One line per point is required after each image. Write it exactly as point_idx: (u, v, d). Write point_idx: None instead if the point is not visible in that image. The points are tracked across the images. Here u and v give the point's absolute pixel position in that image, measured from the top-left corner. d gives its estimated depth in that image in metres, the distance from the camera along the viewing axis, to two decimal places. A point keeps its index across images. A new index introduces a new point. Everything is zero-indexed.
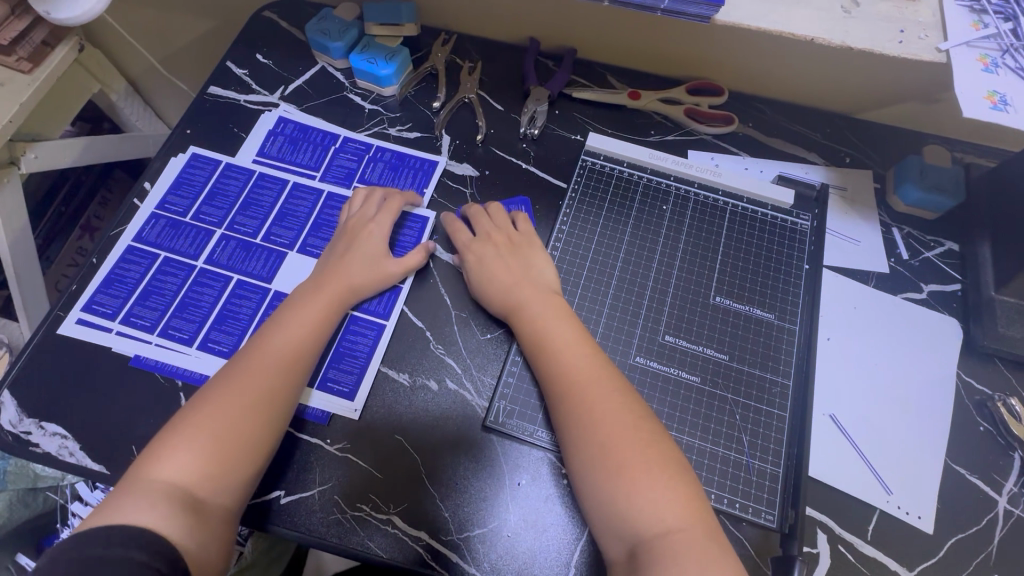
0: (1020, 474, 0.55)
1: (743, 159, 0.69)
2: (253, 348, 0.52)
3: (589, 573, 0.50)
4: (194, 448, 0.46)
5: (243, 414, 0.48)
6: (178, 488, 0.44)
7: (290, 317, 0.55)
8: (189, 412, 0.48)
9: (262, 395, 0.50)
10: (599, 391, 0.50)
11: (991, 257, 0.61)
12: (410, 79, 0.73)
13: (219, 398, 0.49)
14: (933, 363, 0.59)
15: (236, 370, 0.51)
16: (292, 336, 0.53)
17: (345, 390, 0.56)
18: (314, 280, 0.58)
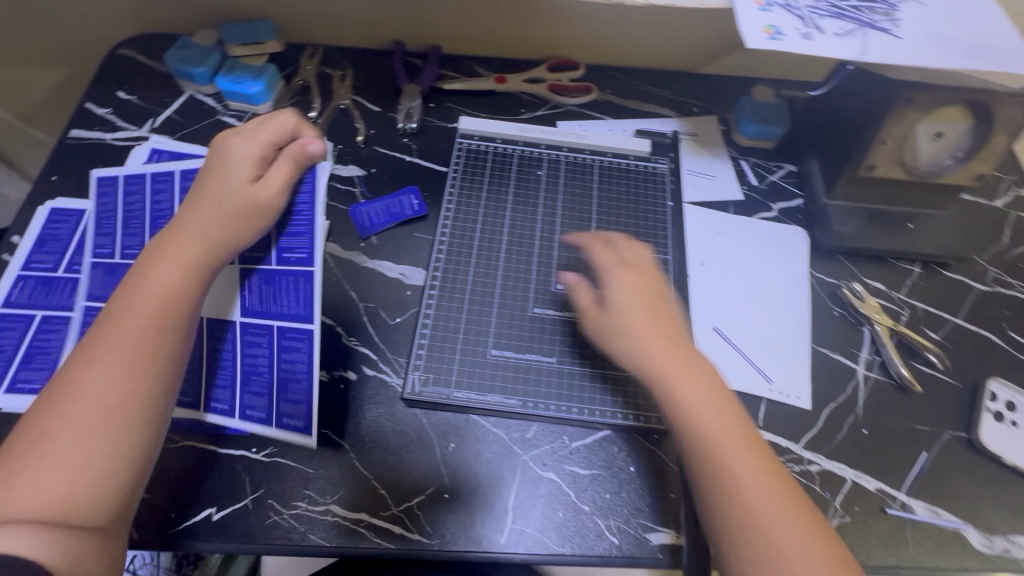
0: (872, 344, 0.64)
1: (606, 122, 0.76)
2: (98, 330, 0.48)
3: (527, 509, 0.54)
4: (46, 457, 0.43)
5: (92, 415, 0.45)
6: (33, 494, 0.42)
7: (139, 287, 0.50)
8: (34, 411, 0.45)
9: (113, 389, 0.46)
10: (730, 461, 0.46)
11: (818, 169, 0.71)
12: (284, 93, 0.75)
13: (63, 395, 0.45)
14: (790, 267, 0.68)
15: (80, 360, 0.47)
16: (144, 311, 0.49)
17: (300, 424, 0.55)
18: (172, 240, 0.52)
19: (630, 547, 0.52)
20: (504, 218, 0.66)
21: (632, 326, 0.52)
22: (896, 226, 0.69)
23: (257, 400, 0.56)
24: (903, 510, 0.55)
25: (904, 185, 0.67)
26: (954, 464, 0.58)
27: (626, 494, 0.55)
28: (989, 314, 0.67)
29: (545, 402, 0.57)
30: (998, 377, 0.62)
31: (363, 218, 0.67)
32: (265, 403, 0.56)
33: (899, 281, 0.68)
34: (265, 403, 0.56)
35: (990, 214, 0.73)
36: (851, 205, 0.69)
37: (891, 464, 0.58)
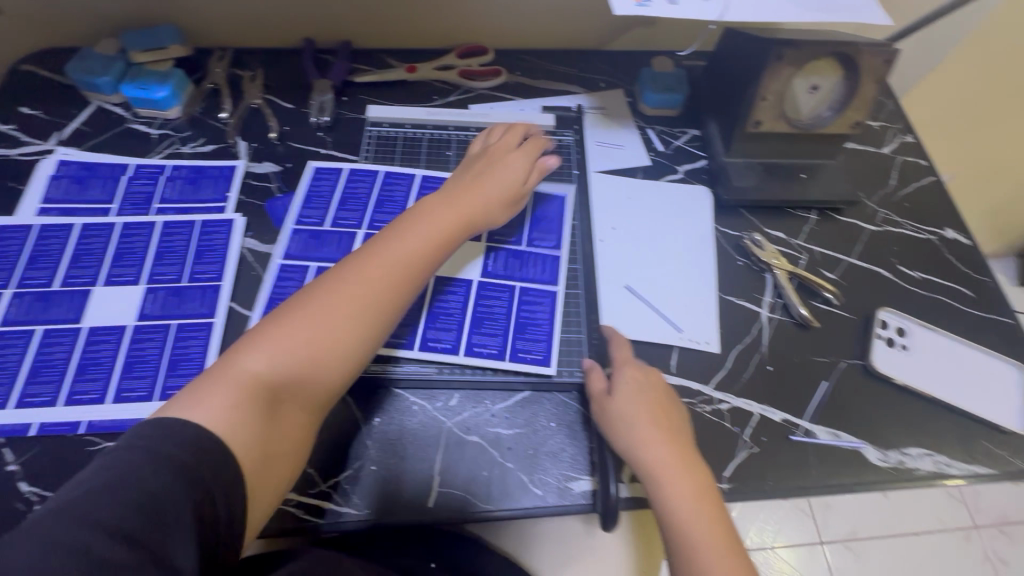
0: (773, 288, 0.68)
1: (516, 103, 0.79)
2: (371, 259, 0.53)
3: (452, 473, 0.55)
4: (335, 360, 0.49)
5: (365, 337, 0.51)
6: (270, 416, 0.45)
7: (404, 240, 0.55)
8: (293, 319, 0.49)
9: (370, 323, 0.51)
10: (698, 551, 0.48)
11: (717, 130, 0.75)
12: (194, 97, 0.76)
13: (337, 311, 0.49)
14: (695, 224, 0.72)
15: (336, 285, 0.51)
16: (405, 255, 0.54)
17: (493, 352, 0.60)
18: (438, 214, 0.58)
19: (553, 497, 0.55)
20: (413, 193, 0.69)
21: (630, 424, 0.53)
22: (790, 177, 0.73)
23: (447, 333, 0.60)
24: (806, 436, 0.59)
25: (792, 138, 0.71)
26: (852, 390, 0.63)
27: (548, 448, 0.57)
28: (879, 251, 0.72)
29: (465, 368, 0.59)
30: (888, 307, 0.67)
31: (279, 210, 0.68)
32: (454, 336, 0.60)
33: (797, 229, 0.73)
34: (455, 335, 0.60)
35: (877, 161, 0.79)
36: (748, 161, 0.74)
37: (795, 396, 0.62)
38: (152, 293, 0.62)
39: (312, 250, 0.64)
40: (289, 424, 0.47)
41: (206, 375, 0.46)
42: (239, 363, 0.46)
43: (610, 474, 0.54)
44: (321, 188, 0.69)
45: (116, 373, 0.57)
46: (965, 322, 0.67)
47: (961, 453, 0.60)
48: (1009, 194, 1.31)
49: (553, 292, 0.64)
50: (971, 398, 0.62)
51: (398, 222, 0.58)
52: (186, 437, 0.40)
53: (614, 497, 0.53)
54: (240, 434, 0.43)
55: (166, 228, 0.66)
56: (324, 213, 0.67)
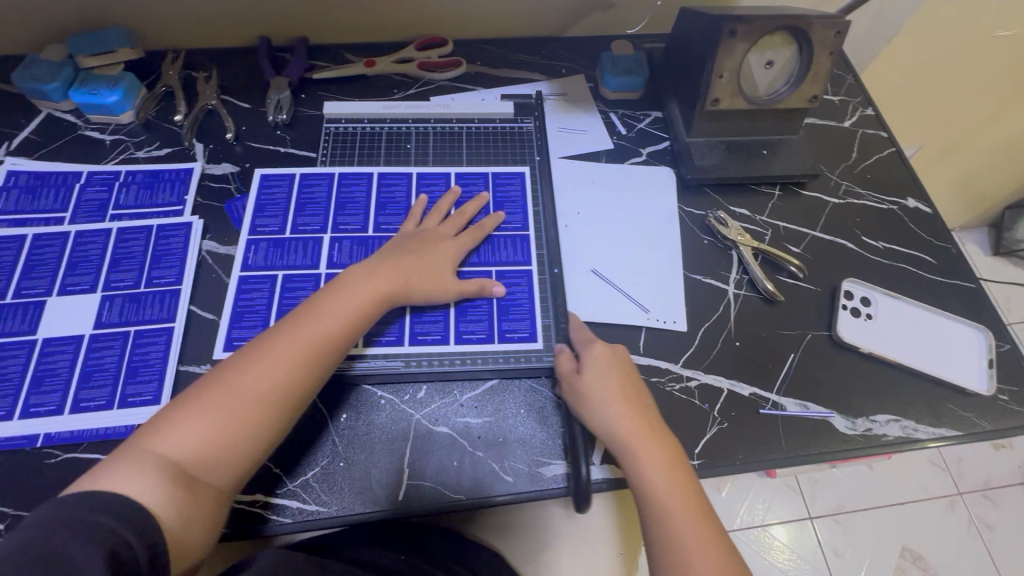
0: (739, 264, 0.69)
1: (478, 93, 0.78)
2: (294, 328, 0.51)
3: (422, 464, 0.55)
4: (250, 434, 0.47)
5: (278, 413, 0.48)
6: (186, 487, 0.43)
7: (333, 304, 0.53)
8: (211, 391, 0.47)
9: (286, 398, 0.49)
10: (666, 515, 0.48)
11: (678, 111, 0.75)
12: (147, 101, 0.74)
13: (254, 383, 0.48)
14: (660, 205, 0.72)
15: (264, 349, 0.50)
16: (330, 321, 0.52)
17: (483, 336, 0.60)
18: (371, 274, 0.56)
19: (524, 484, 0.55)
20: (372, 194, 0.68)
21: (597, 402, 0.54)
22: (752, 154, 0.73)
23: (435, 326, 0.60)
24: (775, 409, 0.60)
25: (752, 115, 0.71)
26: (818, 361, 0.63)
27: (517, 435, 0.57)
28: (842, 223, 0.72)
29: (430, 366, 0.59)
30: (853, 277, 0.68)
31: (237, 211, 0.67)
32: (442, 327, 0.60)
33: (762, 205, 0.73)
34: (442, 326, 0.60)
35: (838, 135, 0.79)
36: (709, 140, 0.74)
37: (762, 370, 0.62)
38: (109, 301, 0.60)
39: (276, 259, 0.63)
40: (203, 498, 0.44)
41: (122, 448, 0.44)
42: (152, 436, 0.45)
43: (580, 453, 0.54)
44: (275, 195, 0.68)
45: (74, 383, 0.56)
46: (928, 289, 0.68)
47: (927, 416, 0.60)
48: (976, 164, 1.33)
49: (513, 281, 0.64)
50: (936, 362, 0.63)
51: (333, 284, 0.56)
52: (97, 504, 0.39)
53: (585, 479, 0.52)
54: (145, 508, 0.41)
55: (122, 235, 0.64)
56: (282, 220, 0.66)
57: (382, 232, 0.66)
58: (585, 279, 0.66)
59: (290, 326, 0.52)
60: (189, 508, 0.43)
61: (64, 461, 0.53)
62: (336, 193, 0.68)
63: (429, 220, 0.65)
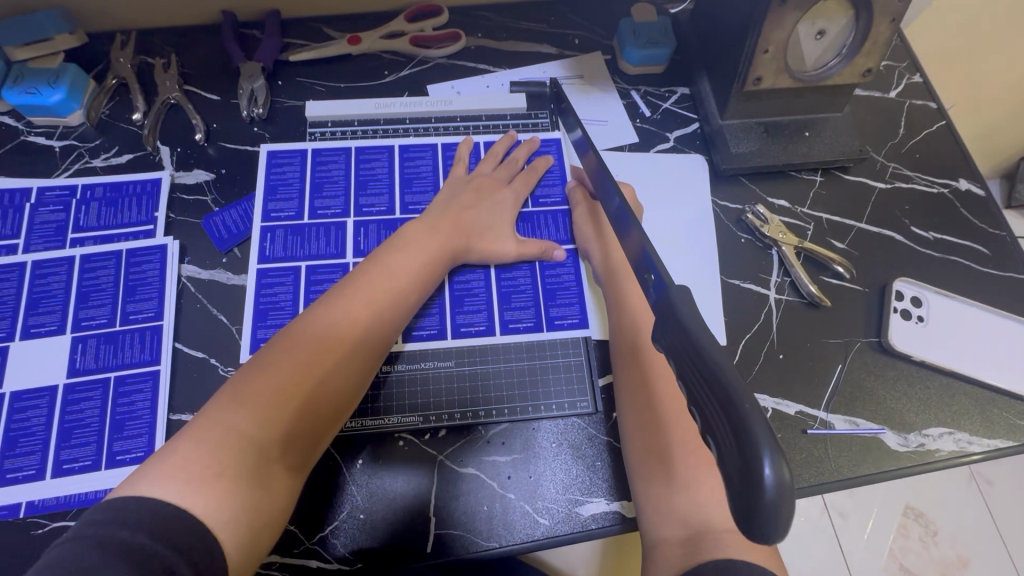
0: (779, 265, 0.62)
1: (482, 79, 0.69)
2: (356, 297, 0.49)
3: (448, 511, 0.51)
4: (329, 395, 0.46)
5: (351, 385, 0.47)
6: (261, 465, 0.41)
7: (390, 268, 0.52)
8: (276, 368, 0.44)
9: (357, 368, 0.48)
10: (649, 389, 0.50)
11: (709, 88, 0.66)
12: (97, 97, 0.63)
13: (327, 343, 0.46)
14: (693, 202, 0.64)
15: (334, 307, 0.48)
16: (390, 288, 0.51)
17: (531, 324, 0.57)
18: (425, 235, 0.55)
19: (560, 526, 0.51)
20: (395, 168, 0.62)
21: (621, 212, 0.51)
22: (794, 137, 0.66)
23: (478, 315, 0.57)
24: (823, 428, 0.56)
25: (795, 94, 0.63)
26: (867, 372, 0.58)
27: (551, 475, 0.52)
28: (890, 212, 0.66)
29: (477, 362, 0.55)
30: (904, 276, 0.62)
31: (217, 228, 0.59)
32: (486, 317, 0.57)
33: (803, 195, 0.66)
34: (486, 316, 0.57)
35: (885, 110, 0.71)
36: (746, 122, 0.66)
37: (808, 384, 0.58)
38: (82, 343, 0.53)
39: (297, 249, 0.58)
40: (281, 481, 0.42)
41: (180, 440, 0.40)
42: (220, 420, 0.41)
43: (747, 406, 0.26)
44: (286, 175, 0.61)
45: (52, 442, 0.50)
46: (980, 285, 0.63)
47: (981, 427, 0.57)
48: (1000, 115, 1.23)
49: (558, 266, 0.60)
50: (992, 368, 0.59)
51: (389, 243, 0.54)
52: (147, 519, 0.35)
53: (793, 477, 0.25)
54: (227, 507, 0.38)
55: (87, 263, 0.56)
56: (298, 204, 0.60)
57: (410, 212, 0.60)
58: (599, 291, 0.59)
59: (357, 283, 0.50)
60: (272, 493, 0.41)
61: (53, 532, 0.48)
62: (356, 172, 0.62)
63: (481, 164, 0.62)
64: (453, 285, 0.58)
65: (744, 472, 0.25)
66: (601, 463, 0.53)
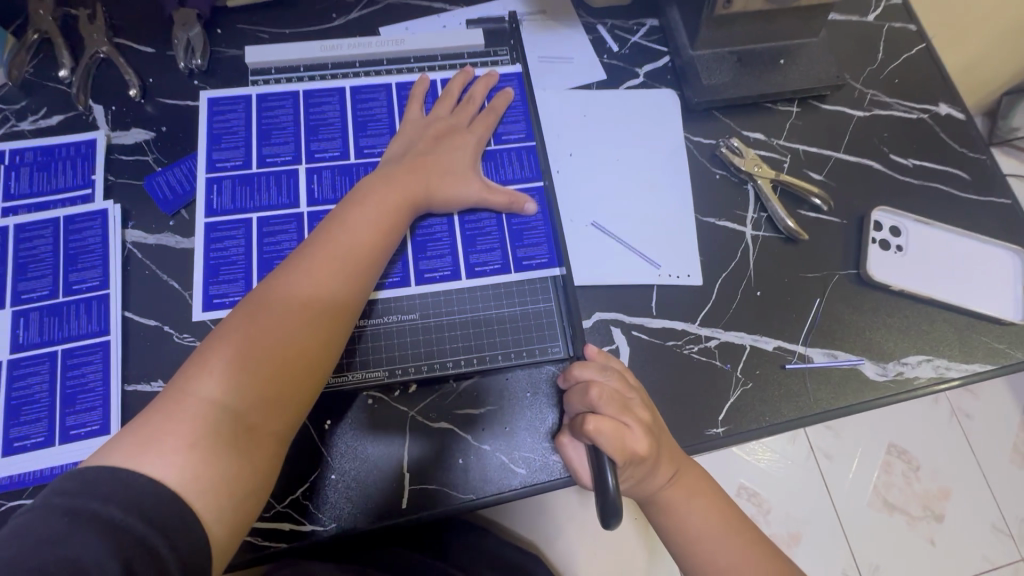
0: (756, 200, 0.60)
1: (437, 18, 0.64)
2: (318, 253, 0.46)
3: (423, 469, 0.49)
4: (303, 361, 0.43)
5: (327, 343, 0.45)
6: (236, 435, 0.39)
7: (354, 222, 0.49)
8: (243, 337, 0.42)
9: (330, 327, 0.45)
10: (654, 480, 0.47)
11: (679, 17, 0.63)
12: (17, 54, 0.58)
13: (295, 307, 0.44)
14: (664, 138, 0.62)
15: (299, 271, 0.46)
16: (354, 240, 0.48)
17: (498, 266, 0.55)
18: (385, 184, 0.52)
19: (539, 474, 0.50)
20: (347, 112, 0.58)
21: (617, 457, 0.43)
22: (768, 65, 0.62)
23: (443, 260, 0.55)
24: (802, 362, 0.55)
25: (768, 18, 0.59)
26: (845, 303, 0.57)
27: (527, 423, 0.51)
28: (868, 141, 0.63)
29: (443, 312, 0.53)
30: (883, 205, 0.60)
31: (161, 189, 0.55)
32: (450, 260, 0.55)
33: (779, 126, 0.63)
34: (451, 260, 0.55)
35: (862, 34, 0.68)
36: (718, 52, 0.62)
37: (786, 319, 0.56)
38: (24, 317, 0.50)
39: (247, 199, 0.55)
40: (264, 447, 0.41)
41: (149, 413, 0.39)
42: (188, 389, 0.40)
43: (607, 457, 0.42)
44: (230, 123, 0.57)
45: (1, 420, 0.48)
46: (959, 209, 0.62)
47: (959, 353, 0.56)
48: (981, 48, 1.20)
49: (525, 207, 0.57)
50: (971, 294, 0.58)
51: (351, 197, 0.51)
52: (109, 487, 0.34)
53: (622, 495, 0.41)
54: (202, 475, 0.37)
55: (22, 233, 0.53)
56: (245, 152, 0.56)
57: (367, 156, 0.57)
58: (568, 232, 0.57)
59: (321, 244, 0.47)
60: (253, 459, 0.40)
61: (11, 511, 0.46)
62: (304, 117, 0.58)
63: (438, 107, 0.58)
64: (415, 233, 0.55)
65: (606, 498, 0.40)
66: None
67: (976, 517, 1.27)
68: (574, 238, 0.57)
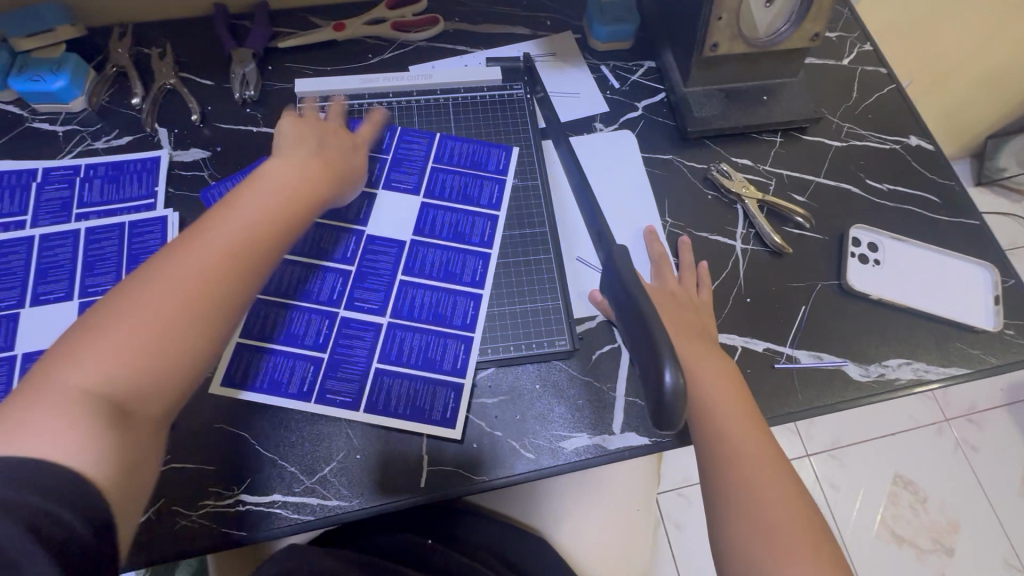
0: (744, 218, 0.67)
1: (460, 58, 0.73)
2: (207, 235, 0.45)
3: (439, 451, 0.54)
4: (193, 340, 0.42)
5: (210, 330, 0.42)
6: (119, 419, 0.37)
7: (246, 206, 0.48)
8: (119, 319, 0.40)
9: (223, 306, 0.43)
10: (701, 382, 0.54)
11: (673, 59, 0.71)
12: (98, 85, 0.67)
13: (183, 285, 0.42)
14: (658, 163, 0.69)
15: (182, 250, 0.44)
16: (248, 223, 0.47)
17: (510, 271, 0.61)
18: (282, 173, 0.52)
19: (545, 459, 0.54)
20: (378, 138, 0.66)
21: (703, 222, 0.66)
22: (753, 101, 0.70)
23: (459, 264, 0.61)
24: (790, 362, 0.60)
25: (752, 60, 0.68)
26: (829, 311, 0.62)
27: (537, 412, 0.56)
28: (846, 167, 0.70)
29: (459, 309, 0.59)
30: (861, 223, 0.67)
31: (215, 200, 0.62)
32: (466, 264, 0.61)
33: (764, 154, 0.70)
34: (466, 264, 0.61)
35: (838, 76, 0.76)
36: (708, 89, 0.70)
37: (775, 323, 0.62)
38: (89, 308, 0.57)
39: None
40: (145, 430, 0.39)
41: (12, 402, 0.36)
42: (52, 377, 0.37)
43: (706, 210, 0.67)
44: None
45: None
46: (933, 229, 0.68)
47: (937, 357, 0.61)
48: (962, 93, 1.29)
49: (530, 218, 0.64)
50: (944, 303, 0.63)
51: (248, 184, 0.50)
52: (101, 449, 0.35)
53: (682, 381, 0.44)
54: (85, 456, 0.35)
55: (92, 235, 0.60)
56: None
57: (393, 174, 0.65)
58: (572, 245, 0.64)
59: (210, 227, 0.46)
60: (136, 441, 0.38)
61: None
62: None
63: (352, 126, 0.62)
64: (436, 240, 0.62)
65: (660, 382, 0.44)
66: (581, 400, 0.56)
67: (986, 550, 1.26)
68: (579, 247, 0.63)
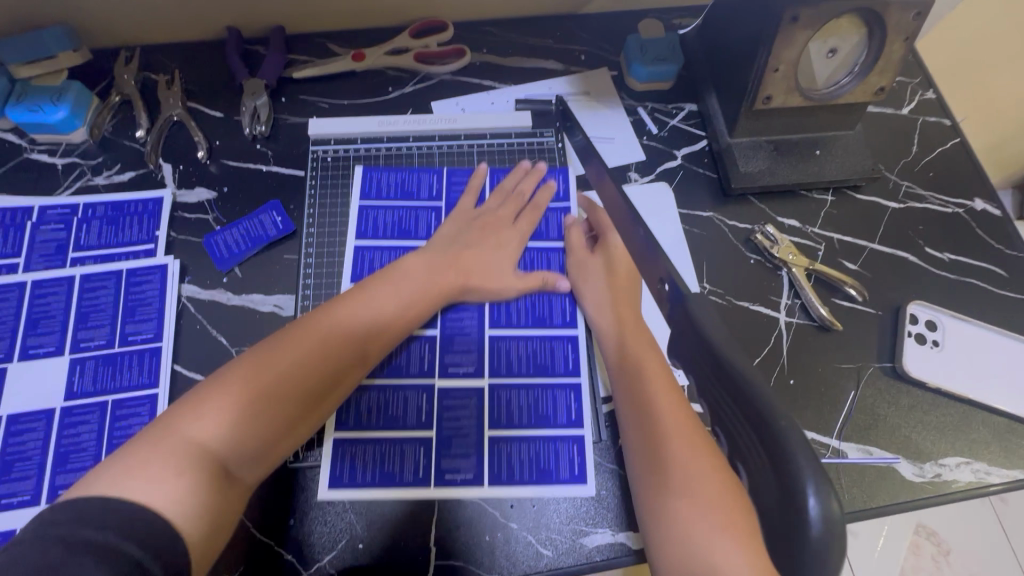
0: (790, 287, 0.61)
1: (486, 96, 0.68)
2: (355, 302, 0.50)
3: (448, 542, 0.49)
4: (308, 405, 0.45)
5: (326, 396, 0.46)
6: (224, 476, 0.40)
7: (393, 281, 0.52)
8: (275, 364, 0.44)
9: (346, 377, 0.47)
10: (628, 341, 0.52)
11: (717, 106, 0.65)
12: (101, 114, 0.63)
13: (323, 347, 0.46)
14: (697, 223, 0.64)
15: (331, 313, 0.48)
16: (391, 293, 0.51)
17: (530, 341, 0.56)
18: (427, 254, 0.55)
19: (564, 557, 0.49)
20: (396, 187, 0.62)
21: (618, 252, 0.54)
22: (804, 155, 0.64)
23: (474, 333, 0.56)
24: (836, 457, 0.54)
25: (807, 113, 0.61)
26: (880, 398, 0.57)
27: (555, 503, 0.51)
28: (904, 233, 0.64)
29: (474, 386, 0.54)
30: (919, 299, 0.61)
31: (219, 247, 0.58)
32: (483, 334, 0.56)
33: (814, 214, 0.65)
34: (483, 333, 0.56)
35: (898, 128, 0.70)
36: (756, 140, 0.64)
37: (818, 409, 0.56)
38: (80, 364, 0.53)
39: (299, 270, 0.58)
40: (237, 488, 0.41)
41: (138, 442, 0.39)
42: (188, 421, 0.40)
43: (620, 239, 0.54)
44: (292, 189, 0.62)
45: (49, 467, 0.49)
46: (997, 308, 0.61)
47: (998, 457, 0.55)
48: (1015, 127, 1.20)
49: (552, 280, 0.59)
50: (1009, 395, 0.57)
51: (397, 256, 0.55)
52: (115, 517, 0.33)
53: (842, 507, 0.26)
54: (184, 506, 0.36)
55: (86, 284, 0.56)
56: None
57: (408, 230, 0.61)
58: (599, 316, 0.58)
59: (354, 294, 0.50)
60: (229, 504, 0.40)
61: None
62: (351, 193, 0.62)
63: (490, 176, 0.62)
64: (449, 306, 0.57)
65: (787, 502, 0.27)
66: (606, 492, 0.52)
67: None
68: None
